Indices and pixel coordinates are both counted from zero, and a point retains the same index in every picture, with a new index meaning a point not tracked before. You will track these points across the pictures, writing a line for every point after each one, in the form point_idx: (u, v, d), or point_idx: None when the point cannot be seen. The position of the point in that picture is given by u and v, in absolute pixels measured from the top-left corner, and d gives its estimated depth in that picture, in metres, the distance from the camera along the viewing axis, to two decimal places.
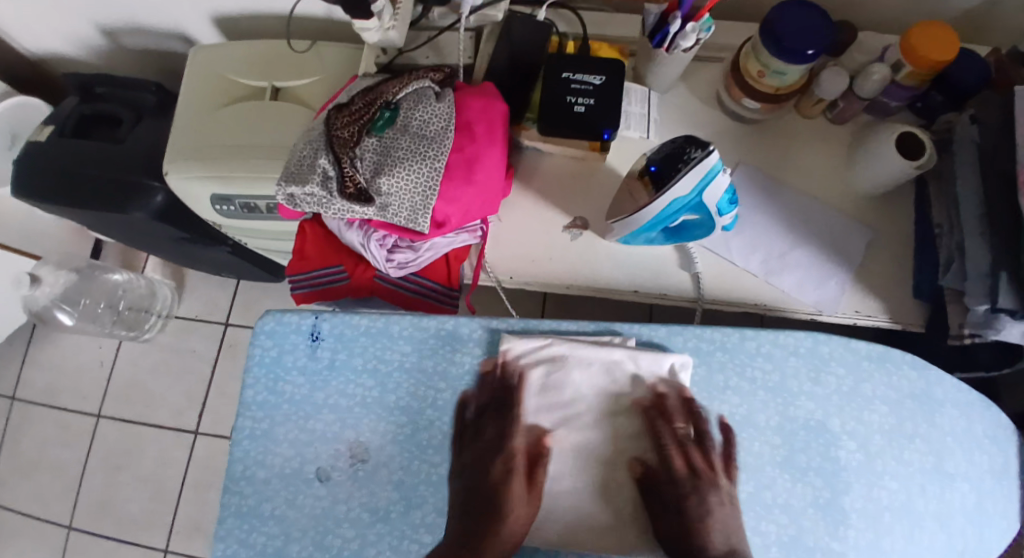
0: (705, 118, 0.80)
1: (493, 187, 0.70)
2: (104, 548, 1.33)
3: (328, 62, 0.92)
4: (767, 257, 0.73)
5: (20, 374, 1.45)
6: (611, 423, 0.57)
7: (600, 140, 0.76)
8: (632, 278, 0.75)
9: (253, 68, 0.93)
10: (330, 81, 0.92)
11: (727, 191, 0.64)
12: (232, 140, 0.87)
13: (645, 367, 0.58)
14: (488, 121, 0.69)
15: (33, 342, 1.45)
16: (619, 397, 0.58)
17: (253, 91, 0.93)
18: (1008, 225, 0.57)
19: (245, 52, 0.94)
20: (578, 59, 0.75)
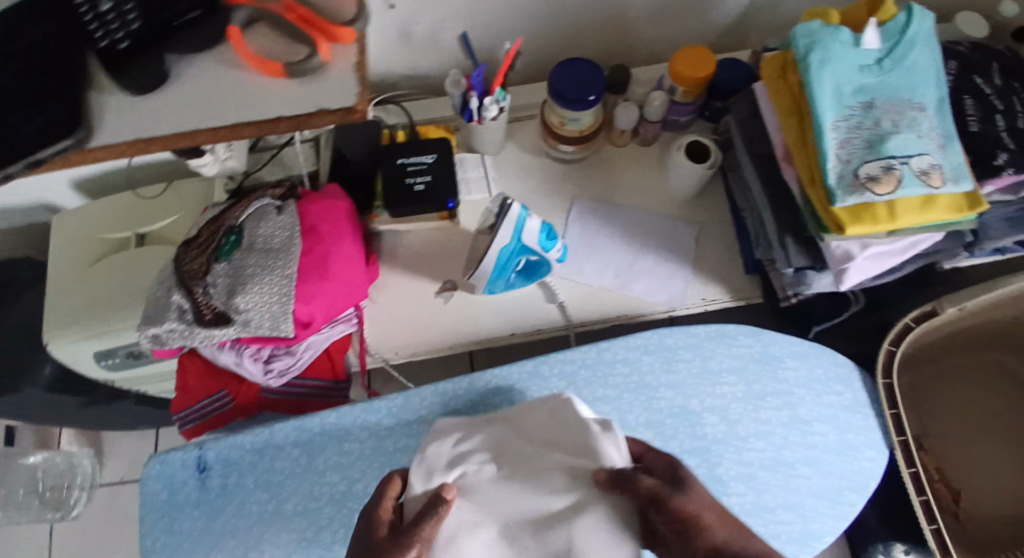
0: (537, 167, 0.92)
1: (353, 277, 0.74)
2: None
3: (185, 198, 0.95)
4: (617, 272, 0.86)
5: None
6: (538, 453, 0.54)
7: (446, 209, 0.83)
8: (510, 322, 0.83)
9: (114, 223, 0.94)
10: (190, 217, 0.94)
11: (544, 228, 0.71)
12: (105, 297, 0.88)
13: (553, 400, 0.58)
14: (332, 219, 0.74)
15: None
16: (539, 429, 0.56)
17: (117, 244, 0.94)
18: (778, 199, 0.68)
19: (101, 209, 0.96)
20: (408, 146, 0.84)
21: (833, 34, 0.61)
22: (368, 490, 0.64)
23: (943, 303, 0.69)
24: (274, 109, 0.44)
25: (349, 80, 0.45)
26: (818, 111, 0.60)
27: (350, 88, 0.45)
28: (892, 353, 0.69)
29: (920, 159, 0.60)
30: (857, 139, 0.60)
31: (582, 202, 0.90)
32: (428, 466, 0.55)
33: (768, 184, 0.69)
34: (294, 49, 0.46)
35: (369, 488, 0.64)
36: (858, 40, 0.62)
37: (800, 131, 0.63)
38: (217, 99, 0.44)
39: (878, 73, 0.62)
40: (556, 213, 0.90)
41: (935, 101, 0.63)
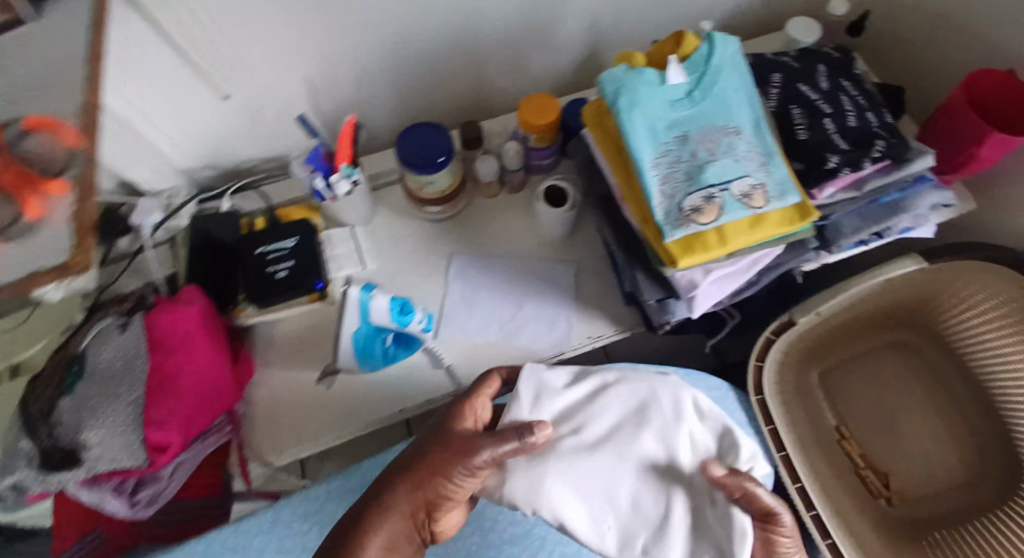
0: (411, 228, 0.92)
1: (212, 388, 0.76)
2: None
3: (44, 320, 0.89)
4: (502, 323, 0.85)
5: None
6: (638, 413, 0.71)
7: (315, 291, 0.82)
8: (397, 398, 0.81)
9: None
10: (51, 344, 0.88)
11: (395, 304, 0.79)
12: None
13: (674, 389, 0.73)
14: (180, 330, 0.74)
15: None
16: (649, 416, 0.71)
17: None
18: (622, 238, 0.71)
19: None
20: (265, 233, 0.83)
21: (638, 78, 0.62)
22: None
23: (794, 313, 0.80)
24: None
25: (63, 236, 0.47)
26: (635, 154, 0.62)
27: (64, 243, 0.46)
28: (758, 367, 0.80)
29: (744, 184, 0.61)
30: (678, 174, 0.62)
31: (460, 260, 0.89)
32: (536, 382, 0.71)
33: (608, 225, 0.73)
34: (6, 211, 0.48)
35: None
36: (665, 76, 0.63)
37: (625, 174, 0.65)
38: None
39: (690, 105, 0.63)
40: (435, 275, 0.89)
41: (751, 122, 0.64)
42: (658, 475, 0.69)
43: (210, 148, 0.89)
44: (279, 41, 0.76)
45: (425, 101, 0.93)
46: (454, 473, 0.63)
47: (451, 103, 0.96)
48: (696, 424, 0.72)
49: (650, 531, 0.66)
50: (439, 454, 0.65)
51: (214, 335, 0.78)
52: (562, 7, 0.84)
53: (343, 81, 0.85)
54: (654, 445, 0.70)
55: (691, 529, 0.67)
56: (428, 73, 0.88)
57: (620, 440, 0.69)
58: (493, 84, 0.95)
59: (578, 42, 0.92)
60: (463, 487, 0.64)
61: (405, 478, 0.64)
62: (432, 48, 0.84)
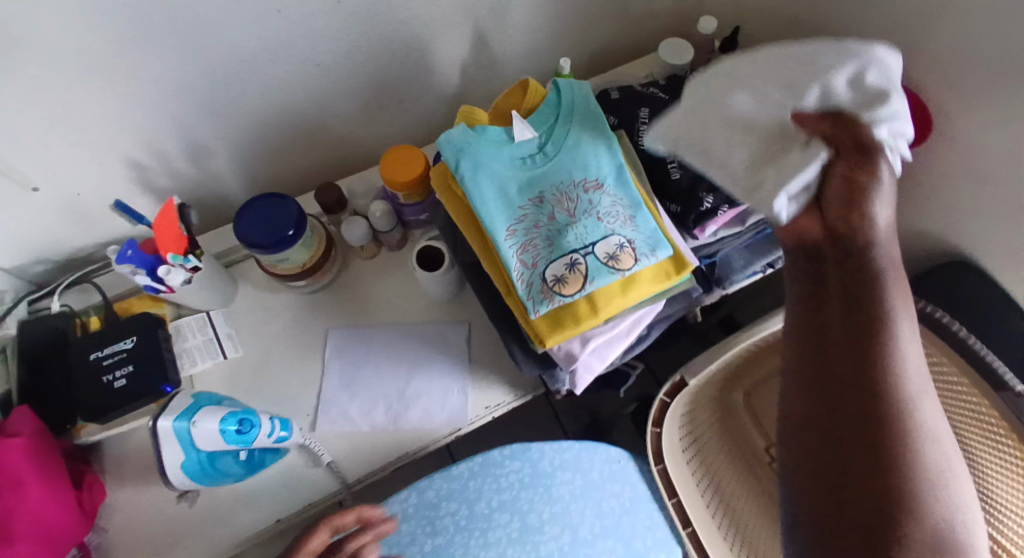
0: (278, 305, 0.82)
1: (56, 523, 0.66)
2: None
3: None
4: (388, 403, 0.76)
5: None
6: (805, 50, 0.54)
7: (163, 396, 0.73)
8: (269, 508, 0.71)
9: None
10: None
11: (229, 423, 0.63)
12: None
13: (853, 47, 0.52)
14: (9, 470, 0.64)
15: None
16: (802, 60, 0.54)
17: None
18: (494, 308, 0.63)
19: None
20: (99, 336, 0.74)
21: (480, 137, 0.58)
22: None
23: (685, 372, 0.68)
24: None
25: None
26: (485, 222, 0.55)
27: None
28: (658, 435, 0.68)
29: (610, 242, 0.55)
30: (536, 239, 0.56)
31: (335, 337, 0.80)
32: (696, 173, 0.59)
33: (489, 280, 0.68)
34: None
35: None
36: (512, 133, 0.58)
37: (483, 239, 0.59)
38: None
39: (541, 163, 0.59)
40: (307, 355, 0.79)
41: (615, 171, 0.58)
42: (759, 116, 0.55)
43: (28, 246, 0.76)
44: (71, 127, 0.66)
45: (277, 160, 0.84)
46: None
47: (309, 159, 0.87)
48: (847, 75, 0.52)
49: (717, 164, 0.56)
50: None
51: (61, 458, 0.70)
52: (403, 49, 0.76)
53: (169, 152, 0.75)
54: (774, 87, 0.54)
55: (769, 159, 0.54)
56: (272, 132, 0.79)
57: (745, 71, 0.57)
58: (351, 134, 0.86)
59: (435, 81, 0.84)
60: None
61: None
62: (266, 107, 0.75)
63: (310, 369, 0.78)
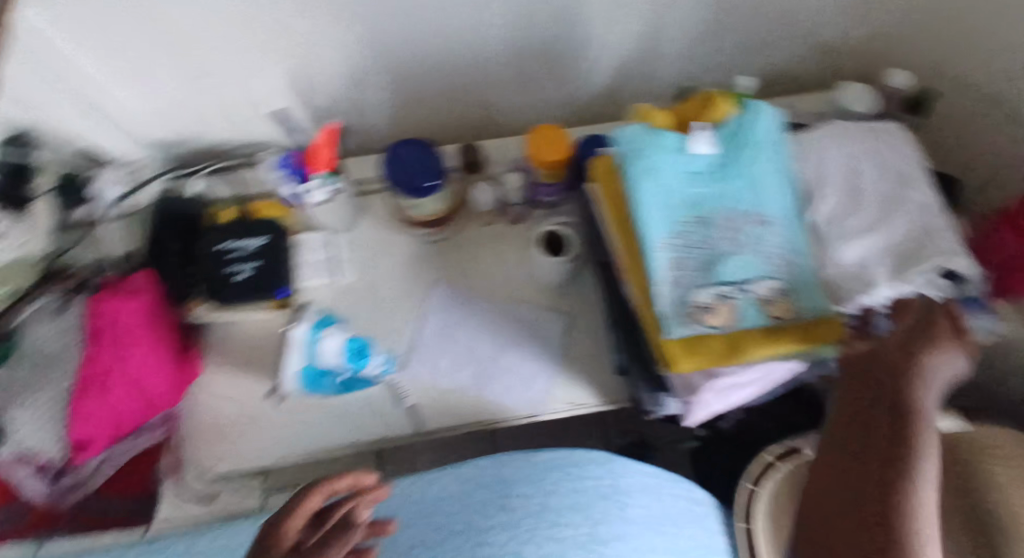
0: (394, 245, 0.83)
1: (152, 385, 0.69)
2: None
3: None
4: (476, 369, 0.76)
5: None
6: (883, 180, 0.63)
7: (276, 299, 0.75)
8: (339, 432, 0.73)
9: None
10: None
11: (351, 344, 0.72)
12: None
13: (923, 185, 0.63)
14: (120, 325, 0.68)
15: None
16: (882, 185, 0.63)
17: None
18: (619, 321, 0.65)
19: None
20: (231, 228, 0.75)
21: (656, 143, 0.56)
22: None
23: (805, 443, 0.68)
24: None
25: None
26: (643, 229, 0.55)
27: None
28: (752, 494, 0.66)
29: (762, 284, 0.54)
30: (689, 259, 0.55)
31: (441, 292, 0.81)
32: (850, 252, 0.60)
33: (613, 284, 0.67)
34: None
35: None
36: (688, 145, 0.56)
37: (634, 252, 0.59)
38: None
39: (714, 182, 0.56)
40: (408, 299, 0.80)
41: (785, 214, 0.57)
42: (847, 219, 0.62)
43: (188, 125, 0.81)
44: (260, 28, 0.69)
45: (428, 104, 0.85)
46: None
47: (456, 112, 0.88)
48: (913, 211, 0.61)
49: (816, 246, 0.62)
50: None
51: (173, 334, 0.73)
52: (580, 26, 0.76)
53: (335, 70, 0.77)
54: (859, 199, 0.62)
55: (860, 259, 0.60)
56: (433, 77, 0.80)
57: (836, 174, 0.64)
58: (504, 97, 0.86)
59: (601, 66, 0.83)
60: None
61: None
62: (438, 51, 0.76)
63: (409, 313, 0.80)
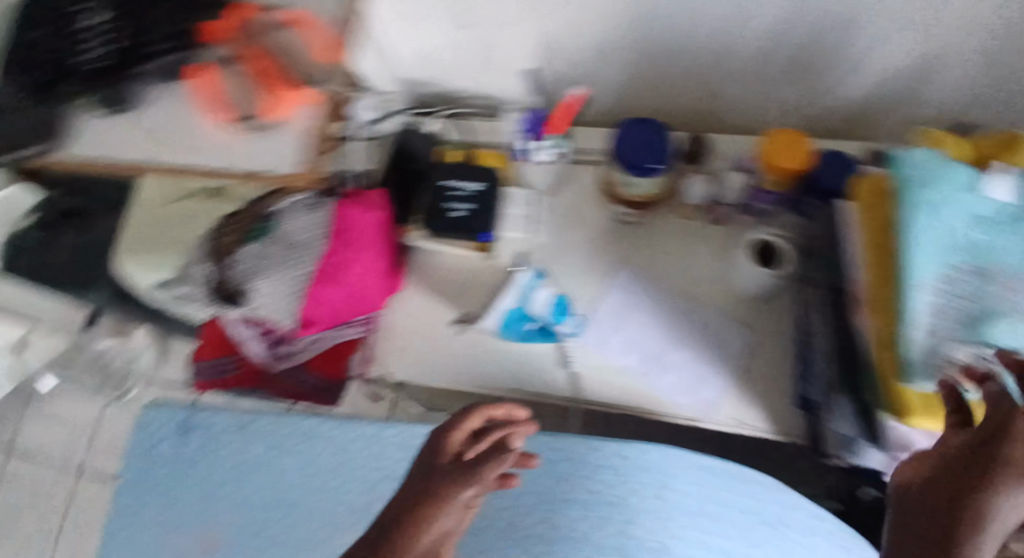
0: (590, 218, 0.84)
1: (369, 287, 0.76)
2: None
3: (297, 120, 0.74)
4: (645, 359, 0.77)
5: (42, 442, 1.67)
6: None
7: (478, 241, 0.80)
8: (505, 378, 0.79)
9: (210, 107, 0.76)
10: (264, 142, 0.73)
11: (559, 302, 0.78)
12: (80, 154, 0.76)
13: None
14: (360, 230, 0.74)
15: (53, 409, 1.69)
16: None
17: (195, 128, 0.75)
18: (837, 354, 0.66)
19: (209, 73, 0.76)
20: (457, 168, 0.81)
21: (947, 179, 0.56)
22: (318, 483, 0.81)
23: None
24: (246, 163, 0.73)
25: (295, 151, 0.72)
26: (909, 245, 0.54)
27: (291, 156, 0.72)
28: None
29: (1021, 349, 0.52)
30: (954, 307, 0.54)
31: (629, 275, 0.81)
32: None
33: (836, 325, 0.67)
34: (252, 96, 0.75)
35: (316, 482, 0.81)
36: (982, 186, 0.56)
37: (881, 278, 0.59)
38: (187, 135, 0.75)
39: (998, 235, 0.55)
40: (594, 273, 0.82)
41: None
42: None
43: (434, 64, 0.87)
44: None
45: (663, 85, 0.85)
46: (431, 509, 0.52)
47: (688, 100, 0.86)
48: None
49: None
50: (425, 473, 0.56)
51: (390, 247, 0.79)
52: (850, 37, 0.72)
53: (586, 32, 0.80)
54: None
55: None
56: (678, 57, 0.80)
57: None
58: (743, 94, 0.83)
59: (860, 82, 0.76)
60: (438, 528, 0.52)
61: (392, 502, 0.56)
62: (692, 30, 0.76)
63: (590, 287, 0.81)
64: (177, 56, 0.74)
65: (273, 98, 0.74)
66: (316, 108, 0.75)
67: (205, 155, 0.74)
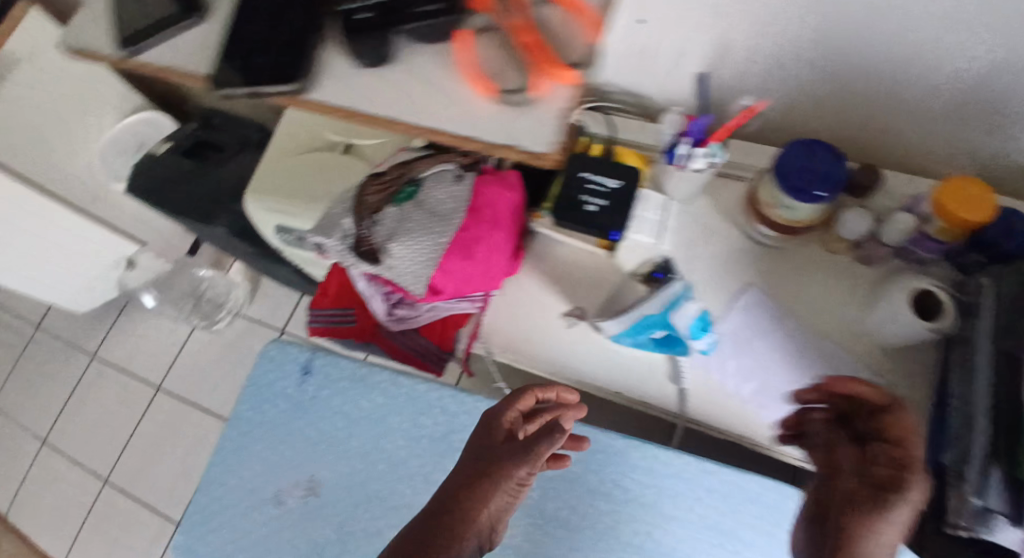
0: (723, 234, 0.81)
1: (496, 265, 0.76)
2: (158, 522, 1.62)
3: (555, 101, 0.66)
4: (762, 389, 0.75)
5: (136, 347, 1.80)
6: None
7: (606, 239, 0.78)
8: (613, 381, 0.79)
9: (464, 77, 0.67)
10: (528, 119, 0.66)
11: (700, 318, 0.71)
12: (317, 101, 0.69)
13: None
14: (496, 208, 0.75)
15: (147, 319, 1.81)
16: None
17: (453, 96, 0.67)
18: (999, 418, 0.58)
19: (470, 40, 0.67)
20: (598, 161, 0.79)
21: None
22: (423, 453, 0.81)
23: None
24: (489, 134, 0.66)
25: (549, 130, 0.65)
26: None
27: (545, 139, 0.65)
28: None
29: None
30: None
31: (756, 297, 0.77)
32: None
33: (998, 394, 0.59)
34: (511, 74, 0.66)
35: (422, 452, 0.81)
36: None
37: None
38: (433, 97, 0.67)
39: None
40: (720, 291, 0.79)
41: None
42: None
43: None
44: None
45: (830, 117, 0.77)
46: (488, 486, 0.61)
47: (856, 135, 0.78)
48: None
49: None
50: (484, 462, 0.63)
51: (518, 229, 0.79)
52: None
53: (755, 46, 0.72)
54: None
55: None
56: (853, 88, 0.72)
57: None
58: (924, 136, 0.74)
59: None
60: (496, 501, 0.61)
61: (451, 480, 0.64)
62: (876, 57, 0.68)
63: (714, 304, 0.78)
64: (444, 18, 0.65)
65: (540, 71, 0.66)
66: (582, 87, 0.67)
67: (450, 120, 0.66)
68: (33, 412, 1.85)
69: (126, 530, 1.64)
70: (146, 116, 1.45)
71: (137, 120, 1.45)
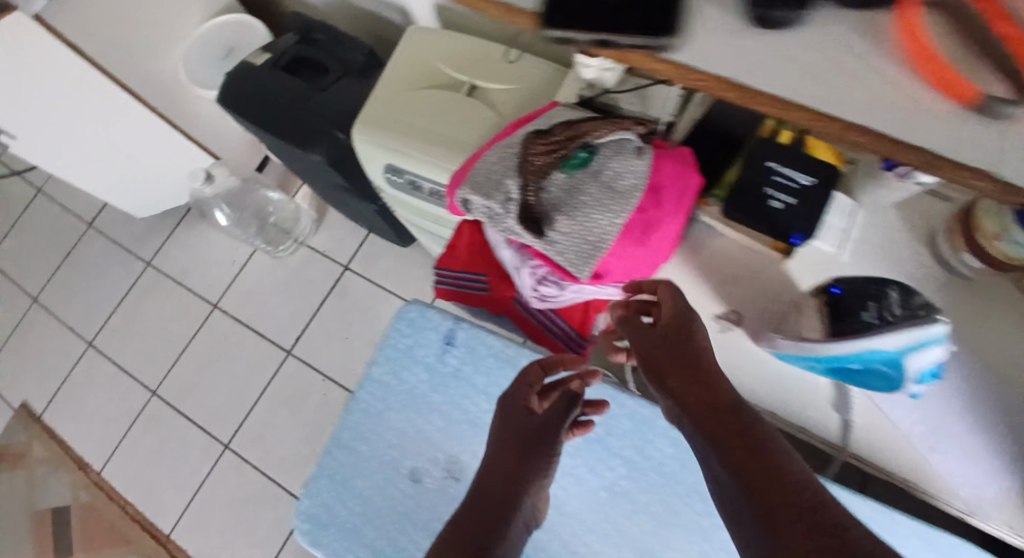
0: (906, 253, 0.73)
1: (663, 252, 0.69)
2: (203, 440, 1.61)
3: None
4: (932, 428, 0.69)
5: (193, 260, 1.75)
6: None
7: (785, 242, 0.69)
8: (770, 401, 0.73)
9: (915, 65, 0.45)
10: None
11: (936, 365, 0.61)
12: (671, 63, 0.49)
13: None
14: (679, 189, 0.67)
15: (206, 233, 1.76)
16: None
17: (898, 89, 0.45)
18: None
19: (923, 14, 0.44)
20: (789, 151, 0.69)
21: None
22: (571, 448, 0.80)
23: None
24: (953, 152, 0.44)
25: None
26: None
27: None
28: None
29: None
30: None
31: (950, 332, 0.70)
32: None
33: None
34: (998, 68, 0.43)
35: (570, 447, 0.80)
36: None
37: None
38: (858, 82, 0.46)
39: None
40: None
41: None
42: None
43: None
44: None
45: None
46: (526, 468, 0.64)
47: None
48: None
49: None
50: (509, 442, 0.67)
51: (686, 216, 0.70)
52: None
53: None
54: None
55: None
56: None
57: None
58: None
59: None
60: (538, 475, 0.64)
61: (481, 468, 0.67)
62: None
63: None
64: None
65: None
66: None
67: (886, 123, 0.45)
68: (83, 311, 1.83)
69: (169, 441, 1.63)
70: (236, 20, 1.34)
71: (229, 21, 1.33)
